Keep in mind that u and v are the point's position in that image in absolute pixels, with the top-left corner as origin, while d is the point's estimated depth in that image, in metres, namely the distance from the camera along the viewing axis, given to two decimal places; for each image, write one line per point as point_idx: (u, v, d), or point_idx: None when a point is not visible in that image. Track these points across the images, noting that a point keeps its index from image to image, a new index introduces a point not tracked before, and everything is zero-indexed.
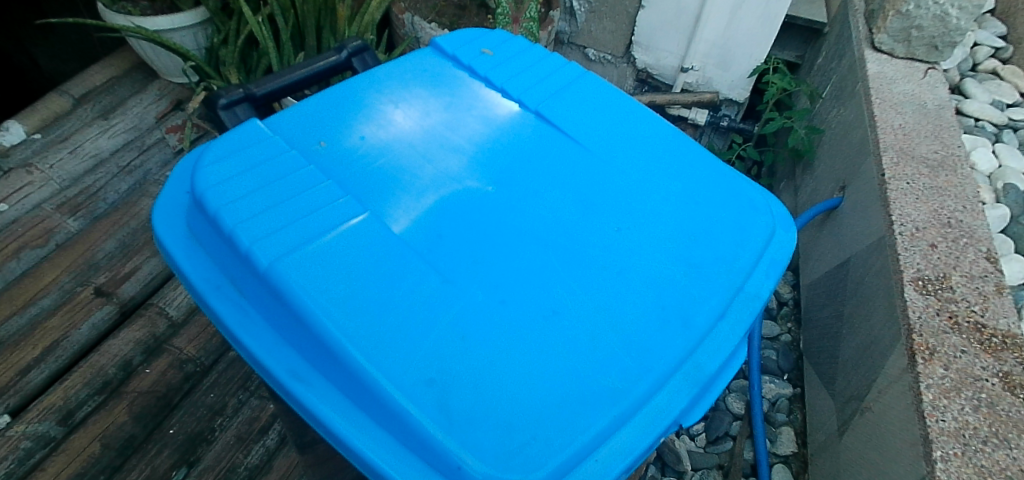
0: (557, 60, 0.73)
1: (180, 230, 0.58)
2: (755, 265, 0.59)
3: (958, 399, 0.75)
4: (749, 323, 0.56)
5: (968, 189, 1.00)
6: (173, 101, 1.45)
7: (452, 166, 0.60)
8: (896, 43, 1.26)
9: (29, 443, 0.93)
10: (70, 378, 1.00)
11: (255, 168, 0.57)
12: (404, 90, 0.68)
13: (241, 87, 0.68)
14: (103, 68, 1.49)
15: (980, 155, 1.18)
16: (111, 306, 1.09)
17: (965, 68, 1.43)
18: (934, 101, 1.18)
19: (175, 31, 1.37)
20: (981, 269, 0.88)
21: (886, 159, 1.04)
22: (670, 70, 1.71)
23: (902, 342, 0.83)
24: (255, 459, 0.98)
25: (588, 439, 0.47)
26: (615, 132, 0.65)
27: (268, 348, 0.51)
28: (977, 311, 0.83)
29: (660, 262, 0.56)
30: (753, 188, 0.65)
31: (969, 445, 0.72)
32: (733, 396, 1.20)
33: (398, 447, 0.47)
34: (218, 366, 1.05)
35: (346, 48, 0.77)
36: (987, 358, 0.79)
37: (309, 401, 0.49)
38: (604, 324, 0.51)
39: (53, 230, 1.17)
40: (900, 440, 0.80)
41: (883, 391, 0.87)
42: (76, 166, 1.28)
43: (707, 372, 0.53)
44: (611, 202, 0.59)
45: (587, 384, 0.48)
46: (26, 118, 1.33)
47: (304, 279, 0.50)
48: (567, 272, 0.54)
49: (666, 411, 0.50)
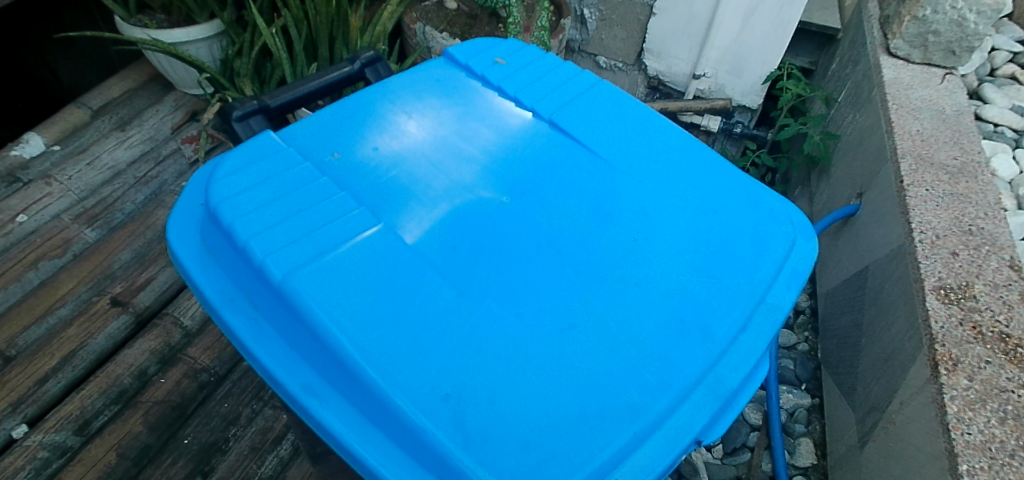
0: (571, 68, 0.73)
1: (194, 242, 0.58)
2: (777, 275, 0.58)
3: (984, 411, 0.73)
4: (771, 336, 0.55)
5: (989, 196, 0.98)
6: (188, 112, 1.46)
7: (465, 176, 0.60)
8: (912, 48, 1.24)
9: (46, 453, 0.93)
10: (86, 387, 1.00)
11: (268, 181, 0.57)
12: (417, 100, 0.68)
13: (254, 99, 0.69)
14: (120, 80, 1.51)
15: (1000, 161, 1.16)
16: (127, 316, 1.09)
17: (983, 72, 1.41)
18: (953, 107, 1.16)
19: (190, 43, 1.38)
20: (1005, 277, 0.86)
21: (903, 166, 1.03)
22: (682, 77, 1.70)
23: (925, 353, 0.82)
24: (269, 469, 0.97)
25: (607, 456, 0.46)
26: (630, 142, 0.65)
27: (281, 362, 0.51)
28: (1002, 321, 0.81)
29: (677, 273, 0.55)
30: (774, 197, 0.64)
31: (996, 458, 0.70)
32: (750, 407, 1.18)
33: (412, 464, 0.46)
34: (232, 376, 1.05)
35: (358, 59, 0.77)
36: (1013, 369, 0.77)
37: (323, 418, 0.48)
38: (623, 338, 0.51)
39: (71, 241, 1.19)
40: (924, 454, 0.78)
41: (905, 402, 0.85)
42: (94, 177, 1.30)
43: (729, 386, 0.51)
44: (627, 212, 0.59)
45: (605, 399, 0.48)
46: (47, 130, 1.36)
47: (318, 292, 0.50)
48: (583, 284, 0.53)
49: (688, 427, 0.49)
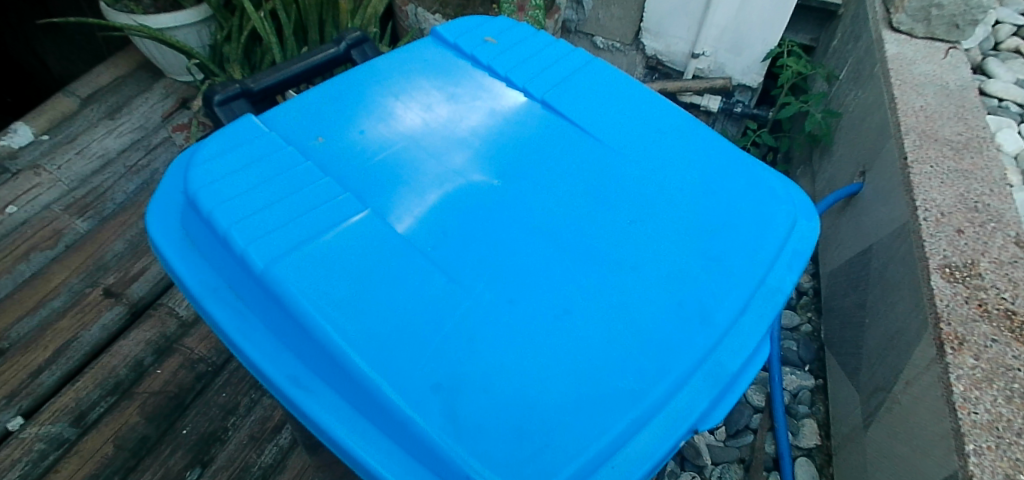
0: (564, 46, 0.70)
1: (175, 231, 0.56)
2: (777, 257, 0.56)
3: (990, 390, 0.72)
4: (771, 319, 0.53)
5: (995, 172, 0.96)
6: (179, 99, 1.43)
7: (456, 159, 0.58)
8: (914, 22, 1.21)
9: (43, 445, 0.93)
10: (82, 379, 0.99)
11: (250, 166, 0.55)
12: (406, 82, 0.65)
13: (237, 82, 0.67)
14: (108, 68, 1.48)
15: (1005, 136, 1.14)
16: (122, 307, 1.08)
17: (987, 46, 1.38)
18: (957, 82, 1.13)
19: (178, 29, 1.34)
20: (1011, 254, 0.84)
21: (907, 142, 1.01)
22: (680, 56, 1.67)
23: (929, 331, 0.81)
24: (269, 458, 0.96)
25: (604, 445, 0.45)
26: (626, 121, 0.63)
27: (266, 353, 0.49)
28: (1008, 298, 0.80)
29: (675, 256, 0.53)
30: (773, 176, 0.62)
31: (1003, 438, 0.69)
32: (753, 389, 1.17)
33: (404, 456, 0.45)
34: (230, 366, 1.04)
35: (345, 40, 0.75)
36: (1019, 347, 0.75)
37: (311, 410, 0.47)
38: (620, 323, 0.49)
39: (62, 231, 1.17)
40: (929, 434, 0.77)
41: (910, 382, 0.84)
42: (83, 167, 1.28)
43: (729, 371, 0.50)
44: (623, 194, 0.57)
45: (602, 385, 0.46)
46: (34, 120, 1.33)
47: (301, 282, 0.48)
48: (579, 268, 0.51)
49: (686, 413, 0.48)
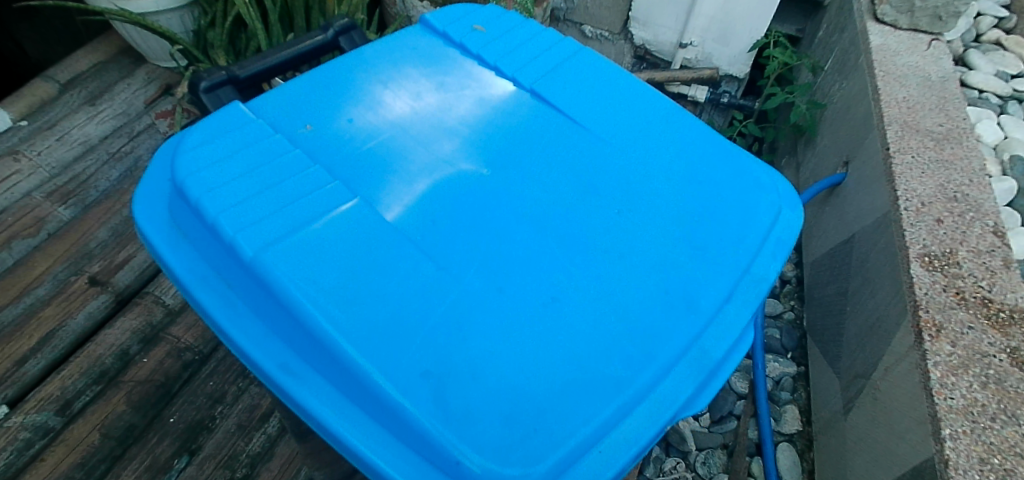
0: (553, 35, 0.70)
1: (162, 219, 0.56)
2: (762, 246, 0.57)
3: (966, 376, 0.74)
4: (755, 307, 0.54)
5: (974, 162, 0.98)
6: (162, 86, 1.41)
7: (445, 148, 0.58)
8: (898, 14, 1.23)
9: (28, 434, 0.92)
10: (67, 367, 0.98)
11: (238, 153, 0.55)
12: (394, 70, 0.65)
13: (223, 69, 0.66)
14: (88, 53, 1.45)
15: (985, 127, 1.16)
16: (107, 295, 1.07)
17: (969, 38, 1.40)
18: (939, 73, 1.15)
19: (160, 13, 1.31)
20: (988, 243, 0.87)
21: (890, 133, 1.02)
22: (668, 46, 1.67)
23: (908, 319, 0.82)
24: (257, 446, 0.96)
25: (591, 430, 0.46)
26: (615, 111, 0.63)
27: (256, 341, 0.49)
28: (984, 287, 0.82)
29: (662, 245, 0.54)
30: (759, 166, 0.63)
31: (977, 422, 0.71)
32: (737, 376, 1.19)
33: (394, 442, 0.46)
34: (217, 355, 1.04)
35: (332, 27, 0.74)
36: (995, 334, 0.77)
37: (302, 397, 0.47)
38: (608, 310, 0.50)
39: (44, 219, 1.15)
40: (907, 417, 0.79)
41: (889, 369, 0.86)
42: (64, 153, 1.25)
43: (714, 358, 0.51)
44: (611, 183, 0.57)
45: (590, 371, 0.47)
46: (12, 105, 1.30)
47: (291, 270, 0.48)
48: (567, 257, 0.52)
49: (671, 399, 0.49)
